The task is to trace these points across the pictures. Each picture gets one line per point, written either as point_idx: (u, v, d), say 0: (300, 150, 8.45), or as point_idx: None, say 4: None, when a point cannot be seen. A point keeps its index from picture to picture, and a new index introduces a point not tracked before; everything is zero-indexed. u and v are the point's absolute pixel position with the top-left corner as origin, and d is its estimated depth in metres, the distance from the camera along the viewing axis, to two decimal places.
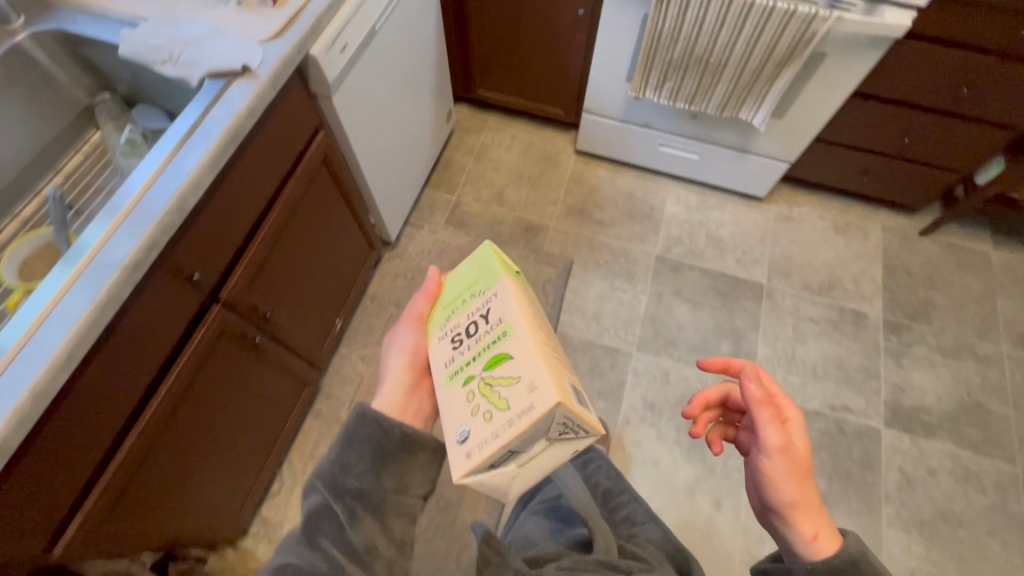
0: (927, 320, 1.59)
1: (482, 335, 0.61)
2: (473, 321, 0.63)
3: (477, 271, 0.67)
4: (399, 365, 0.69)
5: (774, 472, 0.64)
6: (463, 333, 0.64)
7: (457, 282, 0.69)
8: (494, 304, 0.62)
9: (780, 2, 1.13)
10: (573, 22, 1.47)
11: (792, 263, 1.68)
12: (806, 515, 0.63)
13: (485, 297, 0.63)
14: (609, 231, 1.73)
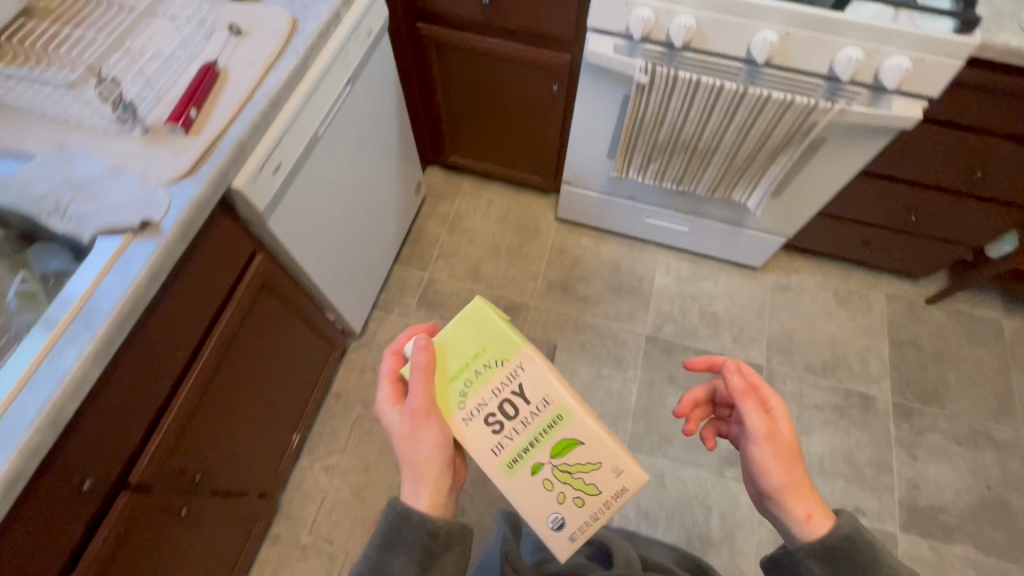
0: (939, 403, 1.48)
1: (526, 416, 0.59)
2: (508, 400, 0.59)
3: (487, 337, 0.60)
4: (427, 457, 0.58)
5: (766, 461, 0.62)
6: (498, 414, 0.59)
7: (459, 352, 0.60)
8: (524, 379, 0.59)
9: (775, 91, 1.01)
10: (547, 96, 1.35)
11: (793, 340, 1.57)
12: (802, 498, 0.61)
13: (506, 369, 0.60)
14: (595, 309, 1.60)
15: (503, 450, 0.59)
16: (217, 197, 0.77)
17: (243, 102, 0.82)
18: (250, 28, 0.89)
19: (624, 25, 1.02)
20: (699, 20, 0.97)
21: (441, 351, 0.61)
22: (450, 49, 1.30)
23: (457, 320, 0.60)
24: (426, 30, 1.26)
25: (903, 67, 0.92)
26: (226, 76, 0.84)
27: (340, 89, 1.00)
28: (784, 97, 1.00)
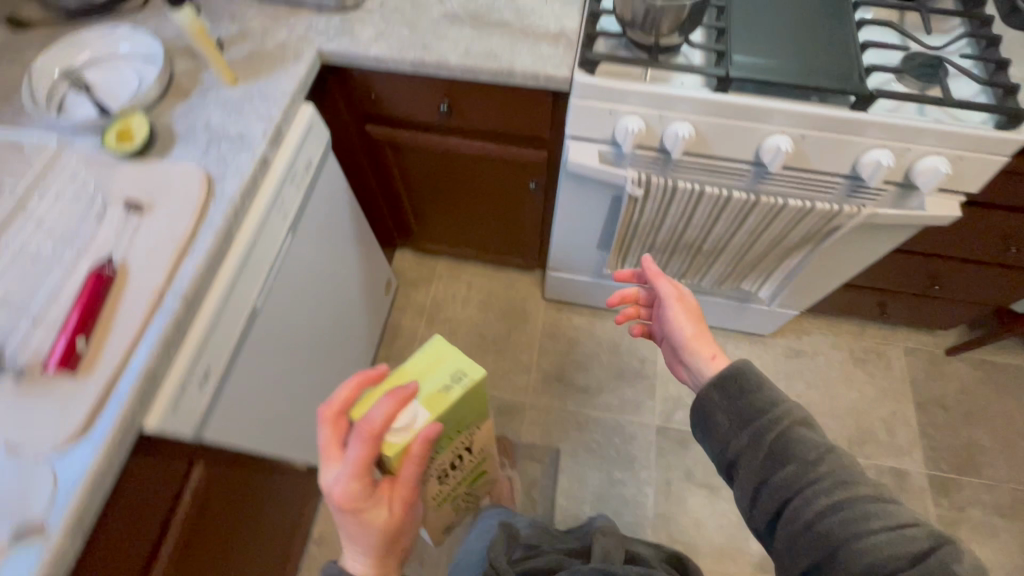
0: (975, 471, 1.38)
1: (466, 461, 0.91)
2: (455, 449, 0.85)
3: (467, 407, 0.76)
4: (394, 526, 0.66)
5: (674, 316, 0.76)
6: (448, 460, 0.85)
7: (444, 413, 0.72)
8: (478, 441, 0.89)
9: (790, 197, 0.88)
10: (523, 193, 1.19)
11: (813, 413, 1.45)
12: (705, 344, 0.72)
13: (467, 432, 0.83)
14: (598, 400, 1.46)
15: (437, 476, 0.87)
16: (124, 454, 0.59)
17: (148, 311, 0.64)
18: (154, 199, 0.72)
19: (609, 132, 0.88)
20: (697, 126, 0.83)
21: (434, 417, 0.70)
22: (408, 150, 1.13)
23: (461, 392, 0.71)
24: (378, 134, 1.09)
25: (944, 171, 0.78)
26: (124, 275, 0.66)
27: (280, 245, 0.83)
28: (801, 204, 0.87)
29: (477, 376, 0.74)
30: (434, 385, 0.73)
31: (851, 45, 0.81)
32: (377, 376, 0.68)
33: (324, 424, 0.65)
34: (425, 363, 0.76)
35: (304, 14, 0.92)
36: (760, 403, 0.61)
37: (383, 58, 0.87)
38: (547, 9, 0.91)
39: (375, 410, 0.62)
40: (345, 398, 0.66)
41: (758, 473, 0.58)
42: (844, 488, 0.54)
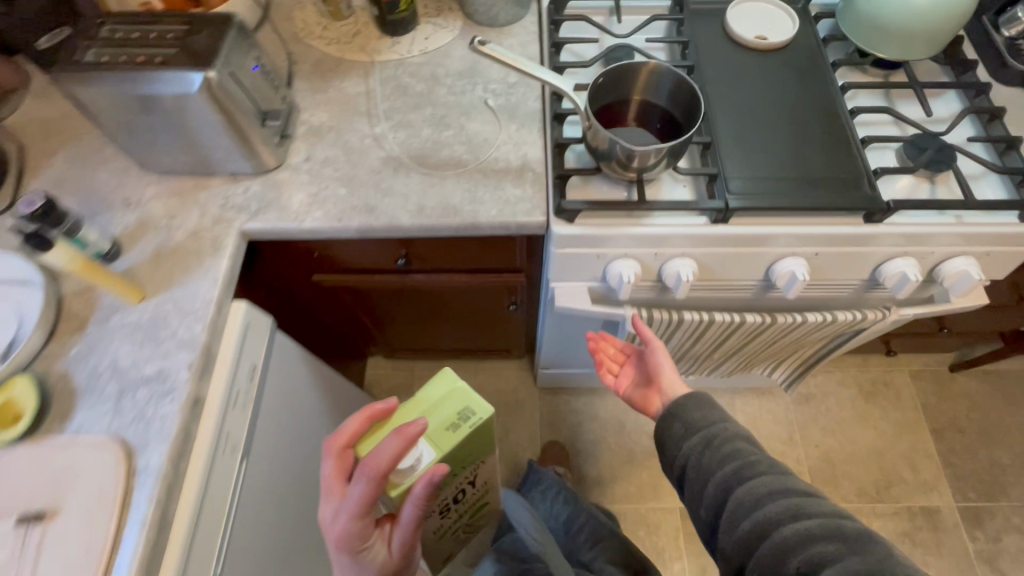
0: (1003, 493, 1.35)
1: (469, 494, 0.94)
2: (459, 484, 0.86)
3: (473, 441, 0.75)
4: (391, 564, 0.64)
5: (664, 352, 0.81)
6: (452, 495, 0.88)
7: (454, 451, 0.73)
8: (484, 474, 0.93)
9: (809, 312, 0.77)
10: (502, 310, 1.09)
11: (834, 462, 1.39)
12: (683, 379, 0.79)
13: (475, 467, 0.85)
14: (614, 490, 1.36)
15: (441, 511, 0.90)
16: None
17: None
18: (59, 499, 0.57)
19: (600, 271, 0.76)
20: (700, 259, 0.73)
21: (438, 449, 0.71)
22: (366, 292, 0.98)
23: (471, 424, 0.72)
24: (327, 285, 0.94)
25: (976, 276, 0.70)
26: None
27: (237, 485, 0.67)
28: (822, 318, 0.77)
29: (484, 412, 0.73)
30: (442, 421, 0.74)
31: (851, 147, 0.72)
32: (384, 411, 0.69)
33: (330, 457, 0.65)
34: (434, 398, 0.75)
35: (218, 183, 0.77)
36: (707, 419, 0.71)
37: (324, 227, 0.73)
38: (503, 137, 0.79)
39: (381, 450, 0.60)
40: (354, 432, 0.66)
41: (704, 473, 0.68)
42: (775, 481, 0.62)
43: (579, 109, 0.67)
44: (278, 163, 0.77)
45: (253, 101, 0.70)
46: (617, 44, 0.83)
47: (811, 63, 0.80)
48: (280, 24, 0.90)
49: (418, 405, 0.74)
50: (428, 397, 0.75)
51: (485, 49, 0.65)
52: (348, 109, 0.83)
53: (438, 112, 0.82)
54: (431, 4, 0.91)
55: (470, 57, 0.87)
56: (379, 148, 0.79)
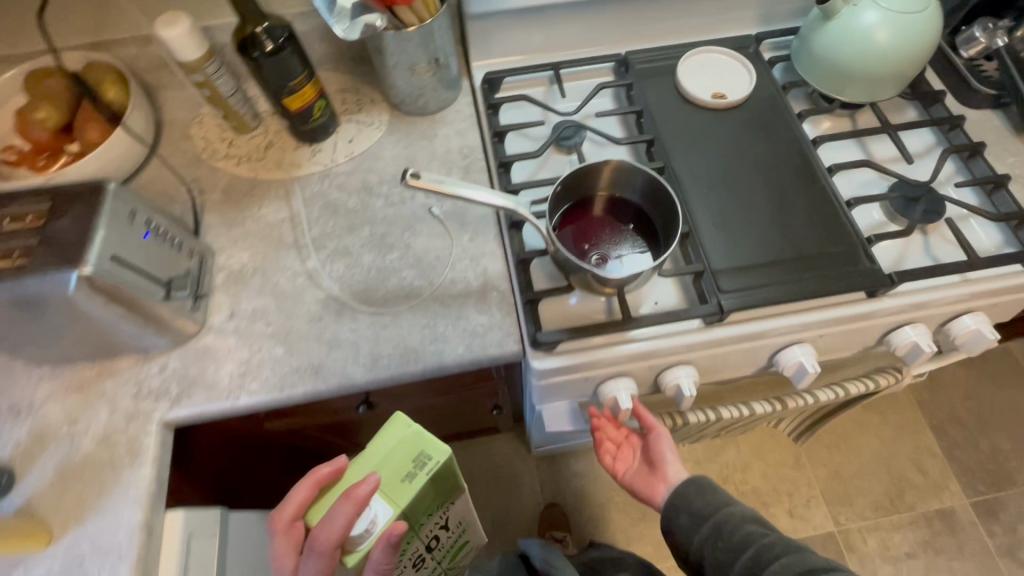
0: (1010, 480, 1.34)
1: (445, 539, 0.82)
2: (429, 532, 0.74)
3: (436, 486, 0.64)
4: None
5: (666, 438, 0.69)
6: (424, 547, 0.76)
7: (415, 502, 0.61)
8: (461, 514, 0.81)
9: (818, 391, 0.71)
10: (483, 410, 1.00)
11: (844, 480, 1.35)
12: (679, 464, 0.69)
13: (449, 506, 0.73)
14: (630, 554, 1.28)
15: (418, 563, 0.79)
16: None
17: None
18: None
19: (592, 389, 0.68)
20: (698, 363, 0.65)
21: (392, 506, 0.59)
22: (328, 428, 0.87)
23: (428, 471, 0.60)
24: (281, 433, 0.81)
25: (992, 333, 0.65)
26: None
27: None
28: (832, 395, 0.71)
29: (440, 456, 0.61)
30: (394, 473, 0.61)
31: (838, 211, 0.66)
32: (332, 474, 0.60)
33: (276, 535, 0.57)
34: (386, 448, 0.62)
35: (126, 365, 0.64)
36: (714, 507, 0.61)
37: (264, 401, 0.62)
38: (457, 252, 0.69)
39: (330, 522, 0.54)
40: (300, 503, 0.59)
41: (722, 567, 0.58)
42: (801, 561, 0.54)
43: (542, 233, 0.59)
44: (197, 329, 0.65)
45: (150, 279, 0.57)
46: (565, 122, 0.75)
47: (776, 116, 0.73)
48: (177, 148, 0.77)
49: (369, 456, 0.61)
50: (379, 446, 0.62)
51: (419, 182, 0.54)
52: (273, 243, 0.71)
53: (378, 230, 0.71)
54: (350, 97, 0.80)
55: (405, 156, 0.76)
56: (315, 288, 0.68)
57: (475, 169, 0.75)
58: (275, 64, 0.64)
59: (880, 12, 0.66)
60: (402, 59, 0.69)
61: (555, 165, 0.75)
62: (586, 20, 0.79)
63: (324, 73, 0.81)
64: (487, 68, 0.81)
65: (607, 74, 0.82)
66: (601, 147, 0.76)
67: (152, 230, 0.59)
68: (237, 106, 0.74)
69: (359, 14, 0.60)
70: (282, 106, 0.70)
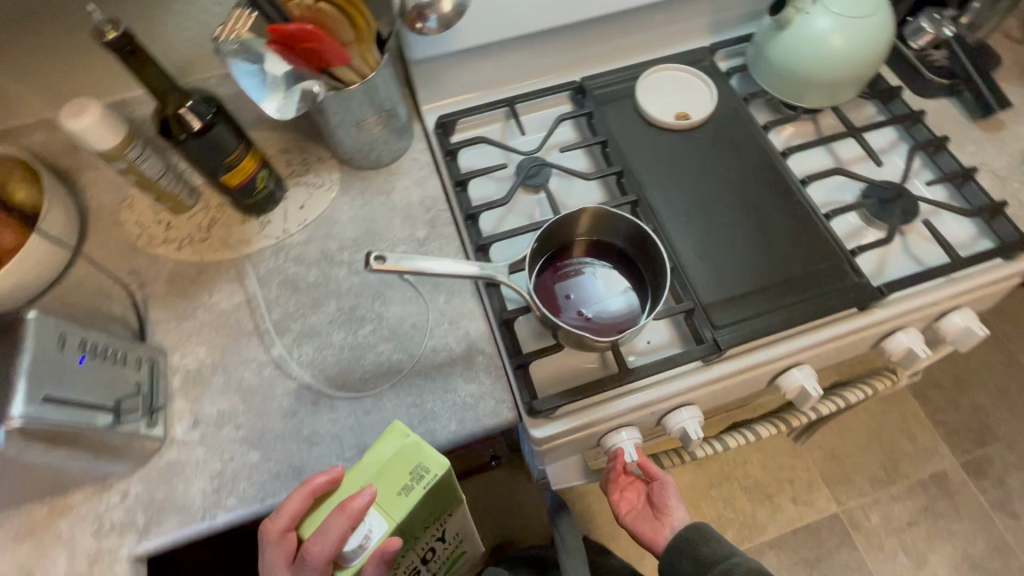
0: (993, 435, 1.38)
1: (442, 557, 0.68)
2: (427, 544, 0.61)
3: (436, 500, 0.54)
4: None
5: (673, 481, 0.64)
6: (419, 567, 0.63)
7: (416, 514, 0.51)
8: (461, 529, 0.67)
9: (820, 404, 0.70)
10: (482, 460, 0.96)
11: (841, 459, 1.37)
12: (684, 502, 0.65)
13: (449, 519, 0.61)
14: (645, 569, 1.27)
15: None
16: None
17: None
18: None
19: (593, 442, 0.64)
20: (700, 401, 0.63)
21: (388, 520, 0.49)
22: None
23: (431, 481, 0.50)
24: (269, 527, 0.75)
25: (981, 330, 0.64)
26: None
27: None
28: (833, 406, 0.70)
29: (441, 470, 0.50)
30: (391, 484, 0.50)
31: (818, 225, 0.64)
32: (329, 484, 0.51)
33: (265, 549, 0.49)
34: (384, 457, 0.52)
35: (81, 499, 0.56)
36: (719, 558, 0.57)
37: (245, 515, 0.56)
38: (434, 316, 0.64)
39: (323, 536, 0.47)
40: (293, 514, 0.49)
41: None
42: None
43: (520, 294, 0.54)
44: (158, 445, 0.58)
45: (94, 408, 0.51)
46: (529, 160, 0.72)
47: (742, 131, 0.71)
48: (108, 239, 0.70)
49: (367, 465, 0.51)
50: (375, 456, 0.52)
51: (384, 265, 0.50)
52: (231, 333, 0.65)
53: (344, 303, 0.66)
54: (295, 158, 0.74)
55: (362, 216, 0.71)
56: (284, 378, 0.62)
57: (440, 222, 0.70)
58: (205, 143, 0.58)
59: (832, 17, 0.65)
60: (347, 117, 0.64)
61: (524, 206, 0.71)
62: (536, 50, 0.75)
63: (262, 134, 0.75)
64: (439, 111, 0.77)
65: (564, 103, 0.78)
66: (569, 181, 0.73)
67: (91, 352, 0.52)
68: (169, 187, 0.67)
69: (295, 82, 0.54)
70: (219, 184, 0.63)
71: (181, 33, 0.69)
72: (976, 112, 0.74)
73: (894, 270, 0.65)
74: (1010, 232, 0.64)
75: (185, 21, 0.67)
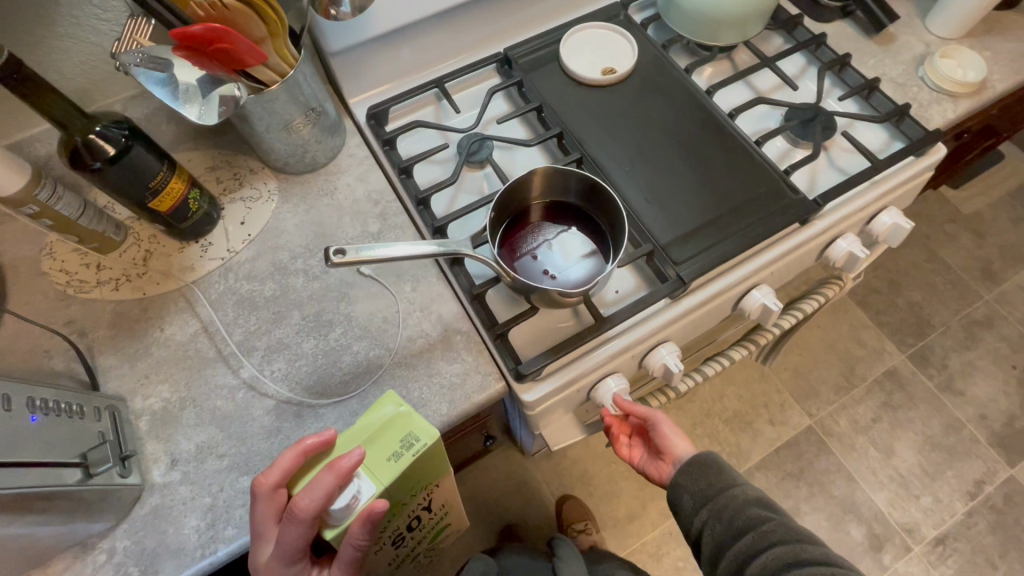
0: (929, 325, 1.52)
1: (429, 523, 0.68)
2: (412, 513, 0.60)
3: (427, 467, 0.53)
4: None
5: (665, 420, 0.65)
6: (407, 529, 0.63)
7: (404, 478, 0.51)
8: (448, 498, 0.66)
9: (782, 319, 0.74)
10: (476, 446, 0.97)
11: (805, 375, 1.47)
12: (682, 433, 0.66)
13: (436, 488, 0.60)
14: (650, 516, 1.31)
15: (399, 548, 0.66)
16: None
17: None
18: None
19: (583, 396, 0.66)
20: (674, 336, 0.65)
21: (372, 482, 0.49)
22: None
23: (419, 446, 0.49)
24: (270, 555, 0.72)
25: (907, 225, 0.70)
26: None
27: None
28: (794, 317, 0.74)
29: (430, 439, 0.49)
30: (381, 447, 0.50)
31: (751, 153, 0.68)
32: (323, 446, 0.50)
33: (257, 500, 0.49)
34: (375, 425, 0.51)
35: (63, 567, 0.53)
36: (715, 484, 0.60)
37: (248, 543, 0.54)
38: (404, 306, 0.63)
39: (310, 492, 0.47)
40: (284, 471, 0.49)
41: (723, 546, 0.58)
42: (793, 549, 0.53)
43: (486, 261, 0.54)
44: (137, 493, 0.55)
45: (55, 467, 0.47)
46: (467, 136, 0.71)
47: (666, 76, 0.74)
48: (33, 292, 0.64)
49: (359, 429, 0.51)
50: (366, 422, 0.51)
51: (346, 259, 0.48)
52: (193, 364, 0.61)
53: (308, 311, 0.64)
54: (225, 173, 0.70)
55: (309, 221, 0.69)
56: (260, 398, 0.60)
57: (391, 213, 0.69)
58: (124, 167, 0.54)
59: None
60: (273, 121, 0.61)
61: (471, 182, 0.71)
62: (454, 26, 0.74)
63: (184, 154, 0.70)
64: (367, 102, 0.75)
65: (492, 76, 0.78)
66: (512, 151, 0.73)
67: (41, 410, 0.48)
68: (92, 225, 0.62)
69: (212, 88, 0.51)
70: (148, 211, 0.59)
71: (72, 59, 0.64)
72: (870, 29, 0.79)
73: (825, 181, 0.70)
74: (917, 132, 0.70)
75: (74, 45, 0.63)
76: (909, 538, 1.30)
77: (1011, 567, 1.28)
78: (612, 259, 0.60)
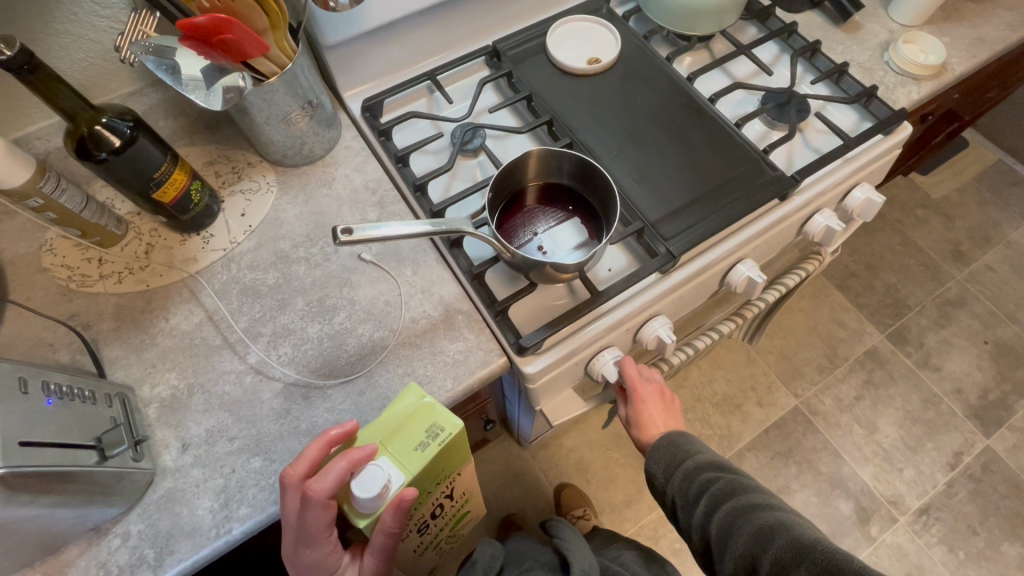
0: (906, 306, 1.58)
1: (449, 513, 0.69)
2: (436, 501, 0.62)
3: (450, 457, 0.55)
4: None
5: (640, 412, 0.69)
6: (431, 517, 0.65)
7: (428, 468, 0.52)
8: (468, 488, 0.67)
9: (767, 293, 0.78)
10: (476, 433, 0.98)
11: (789, 357, 1.51)
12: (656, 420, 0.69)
13: (456, 480, 0.61)
14: (647, 500, 1.33)
15: (424, 537, 0.68)
16: None
17: None
18: None
19: (581, 369, 0.69)
20: (667, 310, 0.69)
21: (401, 472, 0.50)
22: None
23: (439, 435, 0.51)
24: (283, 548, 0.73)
25: (879, 199, 0.75)
26: None
27: None
28: (779, 291, 0.78)
29: (454, 429, 0.51)
30: (406, 438, 0.52)
31: (732, 135, 0.71)
32: (347, 438, 0.51)
33: (286, 492, 0.49)
34: (399, 416, 0.53)
35: (77, 553, 0.53)
36: (681, 458, 0.64)
37: (264, 522, 0.55)
38: (406, 289, 0.65)
39: (322, 476, 0.48)
40: (313, 463, 0.50)
41: (689, 514, 0.60)
42: (744, 508, 0.55)
43: (486, 240, 0.56)
44: (150, 477, 0.56)
45: (73, 447, 0.48)
46: (461, 126, 0.74)
47: (648, 64, 0.77)
48: (35, 286, 0.65)
49: (384, 420, 0.52)
50: (391, 414, 0.53)
51: (352, 237, 0.49)
52: (199, 352, 0.63)
53: (311, 297, 0.65)
54: (223, 167, 0.71)
55: (309, 212, 0.70)
56: (268, 381, 0.61)
57: (390, 201, 0.71)
58: (128, 159, 0.55)
59: None
60: (272, 113, 0.63)
61: (465, 170, 0.74)
62: (443, 22, 0.77)
63: (181, 149, 0.72)
64: (361, 96, 0.77)
65: (481, 68, 0.81)
66: (503, 139, 0.76)
67: (56, 393, 0.49)
68: (94, 219, 0.63)
69: (216, 79, 0.54)
70: (152, 202, 0.61)
71: (70, 56, 0.66)
72: (838, 19, 0.84)
73: (800, 158, 0.74)
74: (884, 112, 0.75)
75: (73, 43, 0.65)
76: (895, 510, 1.35)
77: (991, 532, 1.34)
78: (604, 237, 0.62)
